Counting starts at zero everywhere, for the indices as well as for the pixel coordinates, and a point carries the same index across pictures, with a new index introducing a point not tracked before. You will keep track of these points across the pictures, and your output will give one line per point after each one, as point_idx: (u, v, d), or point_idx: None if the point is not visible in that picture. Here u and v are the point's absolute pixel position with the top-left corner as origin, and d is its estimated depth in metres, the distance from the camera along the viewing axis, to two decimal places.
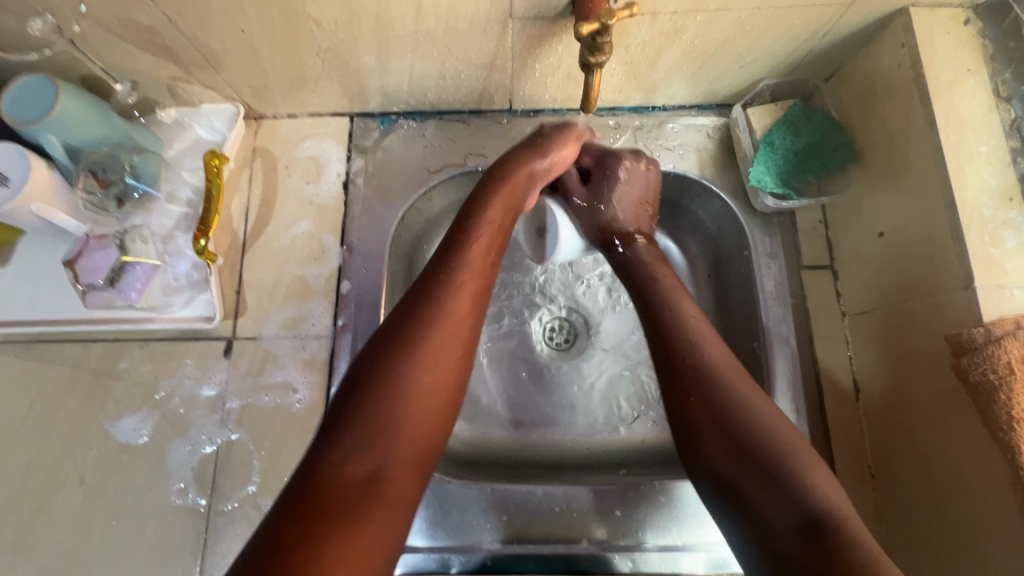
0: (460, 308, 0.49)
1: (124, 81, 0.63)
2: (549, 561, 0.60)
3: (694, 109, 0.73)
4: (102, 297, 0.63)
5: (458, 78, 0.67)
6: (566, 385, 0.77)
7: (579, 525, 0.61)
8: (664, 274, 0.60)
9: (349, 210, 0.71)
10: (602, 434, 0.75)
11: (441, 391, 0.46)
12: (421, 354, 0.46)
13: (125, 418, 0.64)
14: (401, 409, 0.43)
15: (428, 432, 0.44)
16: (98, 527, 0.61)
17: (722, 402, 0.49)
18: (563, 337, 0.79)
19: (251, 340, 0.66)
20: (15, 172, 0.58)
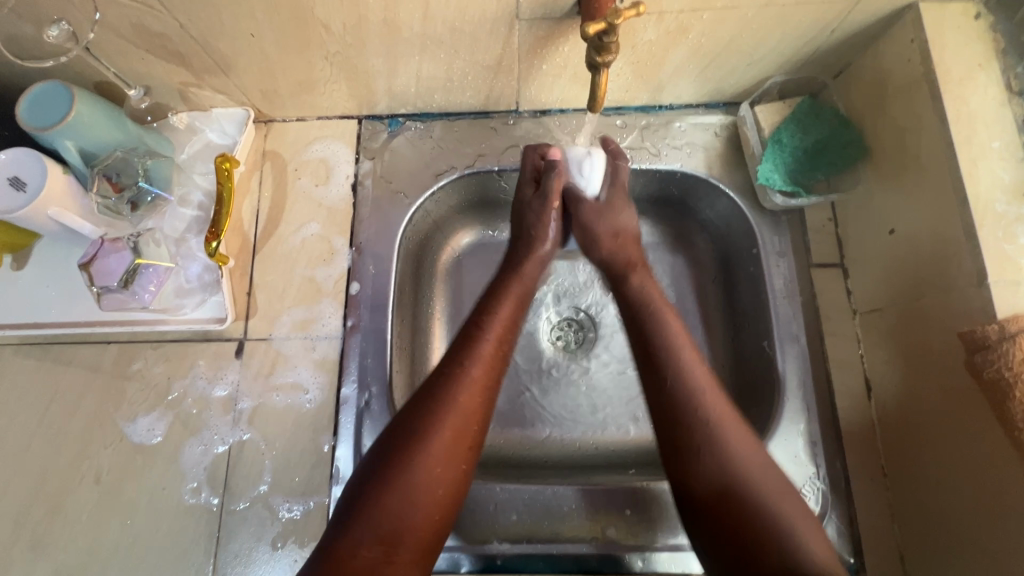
0: (470, 401, 0.52)
1: (137, 87, 0.65)
2: (559, 560, 0.60)
3: (701, 108, 0.73)
4: (117, 299, 0.64)
5: (465, 79, 0.67)
6: (574, 386, 0.77)
7: (589, 525, 0.61)
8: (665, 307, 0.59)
9: (358, 212, 0.71)
10: (611, 435, 0.75)
11: (441, 474, 0.49)
12: (429, 448, 0.49)
13: (140, 418, 0.65)
14: (405, 491, 0.47)
15: (432, 509, 0.48)
16: (114, 526, 0.62)
17: (714, 459, 0.50)
18: (571, 338, 0.80)
19: (262, 340, 0.67)
20: (32, 177, 0.59)
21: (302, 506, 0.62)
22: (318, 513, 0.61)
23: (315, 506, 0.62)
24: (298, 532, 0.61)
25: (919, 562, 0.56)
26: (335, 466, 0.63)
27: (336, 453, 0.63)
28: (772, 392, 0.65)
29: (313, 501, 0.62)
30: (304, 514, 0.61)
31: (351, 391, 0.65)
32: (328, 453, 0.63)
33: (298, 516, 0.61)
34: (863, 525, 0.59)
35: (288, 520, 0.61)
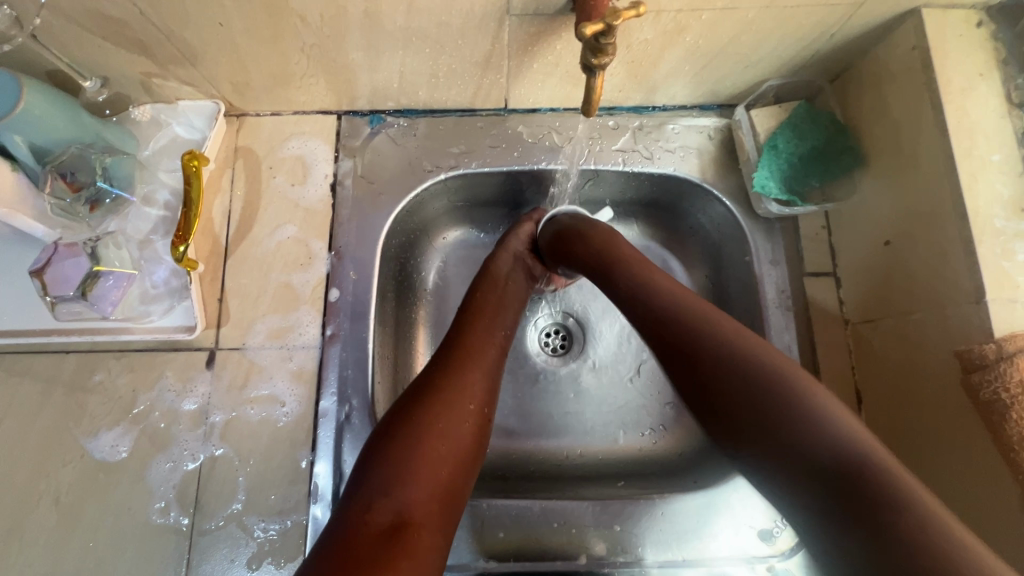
0: (473, 377, 0.55)
1: (92, 78, 0.59)
2: None
3: (695, 109, 0.71)
4: (73, 309, 0.59)
5: (450, 76, 0.64)
6: (563, 393, 0.75)
7: (578, 540, 0.59)
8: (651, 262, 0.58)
9: (337, 214, 0.68)
10: (598, 442, 0.73)
11: (456, 436, 0.51)
12: (450, 399, 0.53)
13: (103, 434, 0.61)
14: (420, 446, 0.49)
15: (450, 459, 0.50)
16: (73, 548, 0.58)
17: (732, 360, 0.47)
18: (559, 343, 0.78)
19: (234, 350, 0.63)
20: None
21: (279, 526, 0.59)
22: (296, 533, 0.58)
23: (292, 525, 0.59)
24: (275, 553, 0.58)
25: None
26: (314, 483, 0.60)
27: (314, 470, 0.60)
28: None
29: (291, 520, 0.59)
30: (281, 534, 0.58)
31: (331, 404, 0.62)
32: (306, 469, 0.60)
33: (275, 536, 0.58)
34: None
35: (263, 540, 0.58)
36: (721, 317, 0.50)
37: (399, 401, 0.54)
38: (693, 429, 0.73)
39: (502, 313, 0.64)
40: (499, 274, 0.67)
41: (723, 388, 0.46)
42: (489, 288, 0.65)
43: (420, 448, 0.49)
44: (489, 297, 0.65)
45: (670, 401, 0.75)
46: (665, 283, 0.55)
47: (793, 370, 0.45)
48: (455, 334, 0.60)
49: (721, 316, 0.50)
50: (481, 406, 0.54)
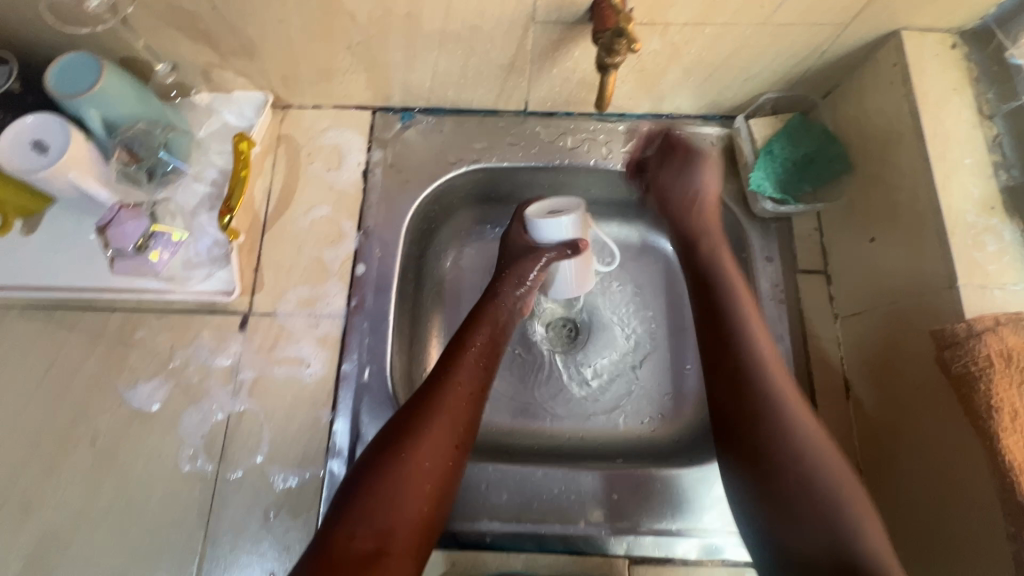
0: (456, 410, 0.58)
1: (164, 62, 0.67)
2: (547, 540, 0.61)
3: (699, 119, 0.78)
4: (129, 264, 0.66)
5: (477, 78, 0.71)
6: (566, 380, 0.80)
7: (578, 506, 0.62)
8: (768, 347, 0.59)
9: (367, 197, 0.74)
10: (600, 428, 0.77)
11: (435, 472, 0.55)
12: (431, 436, 0.56)
13: (140, 385, 0.66)
14: (400, 479, 0.53)
15: (427, 493, 0.54)
16: (105, 489, 0.62)
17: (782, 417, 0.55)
18: (566, 334, 0.83)
19: (266, 316, 0.68)
20: (56, 141, 0.61)
21: (297, 478, 0.63)
22: (314, 484, 0.62)
23: (310, 477, 0.63)
24: (291, 503, 0.62)
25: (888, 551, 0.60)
26: (333, 440, 0.64)
27: (334, 427, 0.64)
28: None
29: (309, 473, 0.63)
30: (299, 485, 0.62)
31: (352, 368, 0.67)
32: (326, 426, 0.64)
33: (293, 487, 0.62)
34: None
35: (282, 490, 0.62)
36: (783, 377, 0.57)
37: (383, 430, 0.57)
38: (690, 418, 0.77)
39: (488, 346, 0.65)
40: (496, 309, 0.67)
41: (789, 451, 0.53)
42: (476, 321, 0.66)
43: (402, 481, 0.53)
44: (477, 329, 0.65)
45: (669, 393, 0.79)
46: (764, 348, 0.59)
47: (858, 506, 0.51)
48: (440, 365, 0.62)
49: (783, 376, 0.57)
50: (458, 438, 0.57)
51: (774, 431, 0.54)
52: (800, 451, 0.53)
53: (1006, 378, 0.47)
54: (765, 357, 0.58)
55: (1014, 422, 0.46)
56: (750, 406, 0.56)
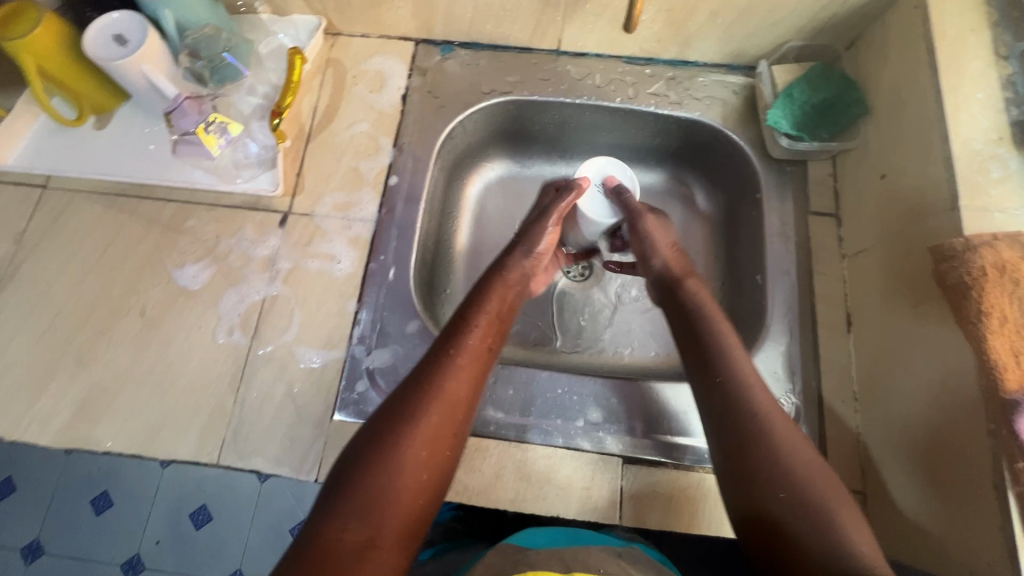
0: (455, 393, 0.55)
1: None
2: (546, 434, 0.65)
3: (724, 68, 0.82)
4: (192, 147, 0.74)
5: (515, 10, 0.75)
6: (575, 310, 0.84)
7: (578, 407, 0.67)
8: (726, 327, 0.61)
9: (405, 118, 0.79)
10: (605, 356, 0.81)
11: (429, 463, 0.51)
12: (426, 423, 0.52)
13: (187, 266, 0.72)
14: (394, 470, 0.49)
15: (421, 485, 0.50)
16: (149, 352, 0.68)
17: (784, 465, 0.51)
18: (579, 271, 0.86)
19: (304, 215, 0.74)
20: (135, 37, 0.68)
21: (321, 358, 0.68)
22: (336, 365, 0.67)
23: (333, 359, 0.68)
24: (314, 381, 0.67)
25: (884, 492, 0.61)
26: (356, 328, 0.69)
27: (358, 317, 0.70)
28: (760, 318, 0.72)
29: (332, 355, 0.68)
30: (322, 364, 0.67)
31: (378, 267, 0.72)
32: (351, 316, 0.70)
33: (317, 366, 0.67)
34: (829, 439, 0.65)
35: (306, 368, 0.67)
36: (775, 410, 0.55)
37: (376, 415, 0.53)
38: None
39: (488, 328, 0.61)
40: (494, 299, 0.64)
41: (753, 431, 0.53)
42: (477, 306, 0.62)
43: (396, 472, 0.49)
44: (475, 313, 0.62)
45: None
46: (730, 337, 0.60)
47: (832, 487, 0.50)
48: (437, 348, 0.58)
49: (778, 416, 0.54)
50: (454, 425, 0.54)
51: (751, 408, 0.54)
52: (785, 457, 0.51)
53: (998, 289, 0.50)
54: (759, 410, 0.54)
55: (1002, 328, 0.49)
56: (714, 381, 0.57)
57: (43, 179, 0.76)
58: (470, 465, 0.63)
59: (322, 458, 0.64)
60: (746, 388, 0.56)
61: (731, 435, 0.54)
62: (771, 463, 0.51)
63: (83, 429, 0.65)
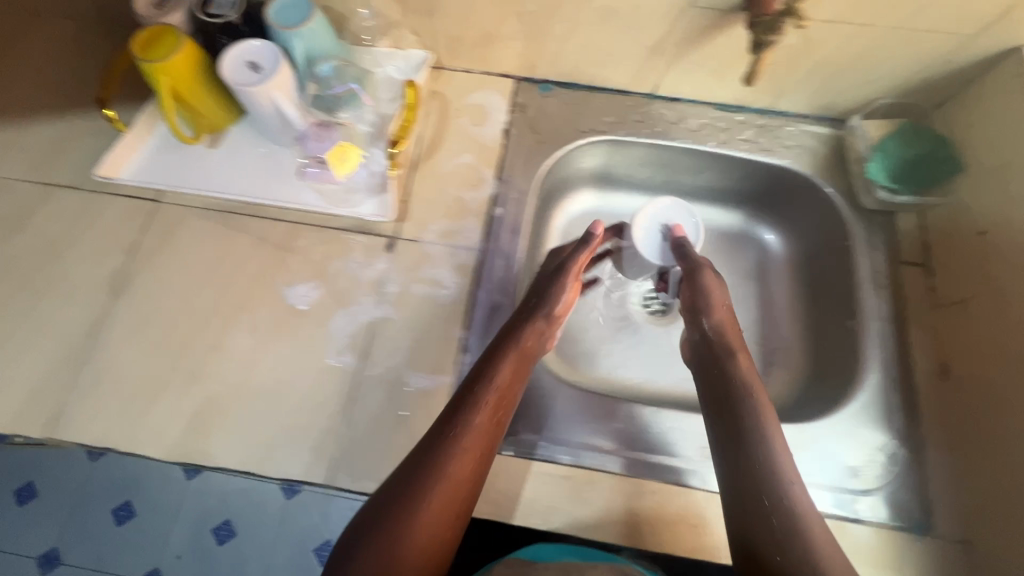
0: (462, 460, 0.56)
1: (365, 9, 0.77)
2: (656, 469, 0.67)
3: (811, 119, 0.85)
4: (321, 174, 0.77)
5: (621, 56, 0.79)
6: (655, 344, 0.87)
7: (684, 443, 0.69)
8: (754, 380, 0.65)
9: (507, 151, 0.82)
10: (687, 391, 0.84)
11: (433, 528, 0.53)
12: (432, 492, 0.54)
13: (298, 285, 0.73)
14: (409, 536, 0.52)
15: (428, 551, 0.52)
16: (261, 370, 0.69)
17: (808, 509, 0.56)
18: (658, 306, 0.90)
19: (410, 241, 0.76)
20: (269, 65, 0.70)
21: (430, 383, 0.69)
22: (445, 390, 0.68)
23: (441, 384, 0.69)
24: (423, 405, 0.68)
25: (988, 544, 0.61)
26: (463, 354, 0.70)
27: (465, 344, 0.71)
28: (855, 362, 0.74)
29: (440, 379, 0.69)
30: (431, 389, 0.69)
31: (484, 295, 0.73)
32: (458, 342, 0.71)
33: (426, 390, 0.68)
34: (931, 487, 0.66)
35: (414, 391, 0.68)
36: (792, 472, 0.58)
37: (390, 481, 0.56)
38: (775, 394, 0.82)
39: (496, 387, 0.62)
40: (511, 355, 0.64)
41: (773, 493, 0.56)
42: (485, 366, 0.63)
43: (404, 540, 0.52)
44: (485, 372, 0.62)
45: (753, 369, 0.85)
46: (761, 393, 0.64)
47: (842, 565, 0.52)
48: (453, 410, 0.60)
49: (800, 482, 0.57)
50: (462, 493, 0.55)
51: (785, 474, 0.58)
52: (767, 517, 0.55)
53: None
54: (783, 456, 0.59)
55: None
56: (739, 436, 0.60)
57: (155, 193, 0.78)
58: (580, 497, 0.64)
59: None
60: (773, 447, 0.59)
61: (749, 520, 0.56)
62: (771, 491, 0.56)
63: (195, 443, 0.66)
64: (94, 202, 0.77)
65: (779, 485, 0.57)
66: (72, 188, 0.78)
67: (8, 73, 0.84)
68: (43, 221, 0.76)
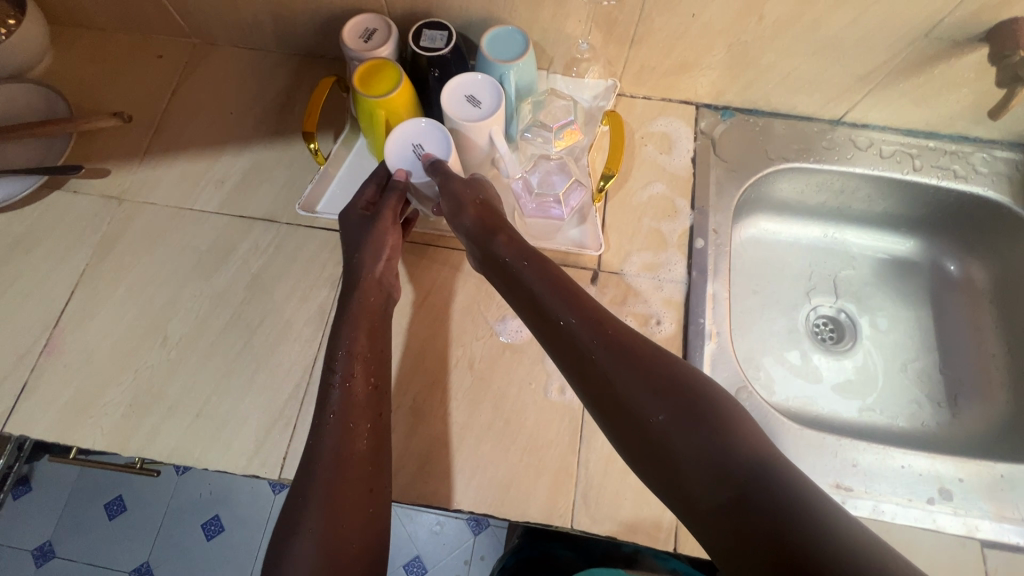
0: (361, 401, 0.59)
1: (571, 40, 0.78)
2: (907, 511, 0.65)
3: (1004, 144, 0.83)
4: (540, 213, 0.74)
5: (822, 83, 0.78)
6: (832, 371, 0.87)
7: (932, 481, 0.67)
8: (575, 284, 0.60)
9: (699, 180, 0.81)
10: (876, 421, 0.82)
11: (361, 467, 0.56)
12: (345, 423, 0.57)
13: (509, 319, 0.73)
14: (323, 465, 0.55)
15: (366, 489, 0.55)
16: (484, 407, 0.69)
17: (652, 381, 0.50)
18: (829, 334, 0.90)
19: (613, 274, 0.75)
20: (488, 99, 0.68)
21: None
22: None
23: None
24: None
25: None
26: None
27: None
28: None
29: None
30: None
31: (699, 329, 0.72)
32: None
33: None
34: None
35: None
36: (653, 360, 0.52)
37: (325, 416, 0.58)
38: (971, 426, 0.80)
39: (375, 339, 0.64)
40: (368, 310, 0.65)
41: (619, 382, 0.51)
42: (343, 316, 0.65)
43: (326, 470, 0.55)
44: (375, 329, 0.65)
45: (941, 400, 0.83)
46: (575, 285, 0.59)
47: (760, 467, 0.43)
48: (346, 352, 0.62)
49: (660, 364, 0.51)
50: (373, 432, 0.58)
51: (604, 364, 0.52)
52: (646, 414, 0.49)
53: None
54: (671, 369, 0.51)
55: None
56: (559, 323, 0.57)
57: None
58: None
59: (677, 526, 0.63)
60: (603, 333, 0.54)
61: (637, 428, 0.49)
62: (713, 413, 0.47)
63: (429, 484, 0.65)
64: (293, 235, 0.77)
65: (648, 383, 0.50)
66: (267, 221, 0.77)
67: (192, 103, 0.84)
68: (246, 256, 0.75)
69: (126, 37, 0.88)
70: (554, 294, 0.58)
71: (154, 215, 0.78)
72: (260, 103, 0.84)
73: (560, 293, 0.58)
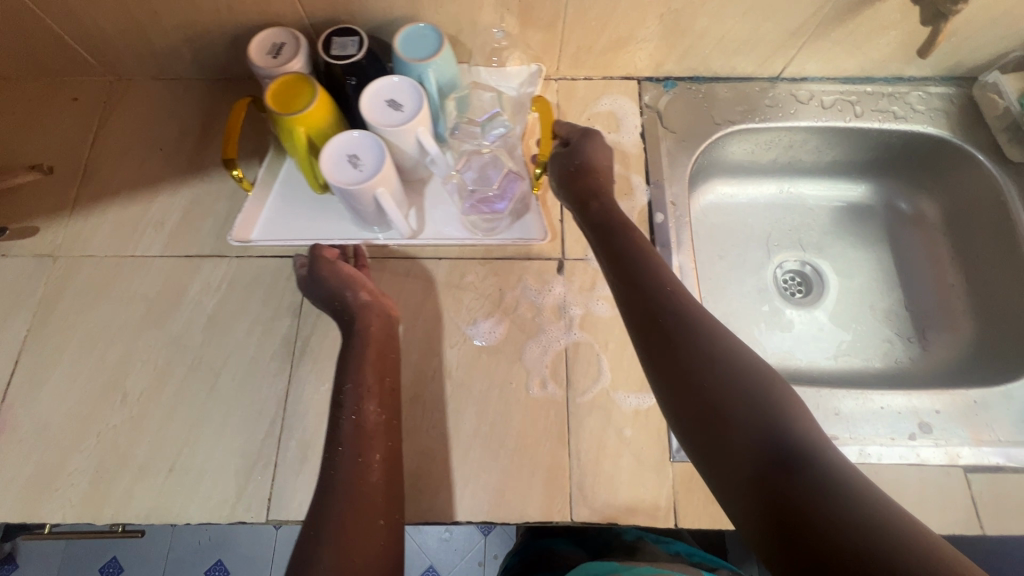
0: (373, 432, 0.58)
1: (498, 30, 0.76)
2: (891, 450, 0.67)
3: (936, 80, 0.85)
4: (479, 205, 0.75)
5: (756, 42, 0.78)
6: (805, 322, 0.88)
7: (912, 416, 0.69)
8: (654, 254, 0.60)
9: (651, 154, 0.80)
10: (853, 364, 0.84)
11: (376, 495, 0.55)
12: (356, 453, 0.56)
13: (480, 321, 0.71)
14: (337, 494, 0.53)
15: (380, 515, 0.54)
16: (467, 414, 0.67)
17: (726, 351, 0.50)
18: (798, 288, 0.90)
19: (579, 260, 0.75)
20: (408, 101, 0.66)
21: (644, 399, 0.68)
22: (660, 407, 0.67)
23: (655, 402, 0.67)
24: (640, 422, 0.67)
25: None
26: None
27: None
28: None
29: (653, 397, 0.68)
30: (647, 406, 0.67)
31: None
32: None
33: (642, 407, 0.67)
34: None
35: (632, 408, 0.67)
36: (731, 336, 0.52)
37: (337, 448, 0.57)
38: (942, 357, 0.82)
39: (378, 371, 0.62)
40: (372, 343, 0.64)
41: (689, 341, 0.52)
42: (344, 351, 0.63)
43: (340, 499, 0.53)
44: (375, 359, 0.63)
45: (911, 336, 0.85)
46: (661, 260, 0.59)
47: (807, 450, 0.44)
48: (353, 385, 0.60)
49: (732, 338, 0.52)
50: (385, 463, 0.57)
51: (684, 327, 0.53)
52: (712, 378, 0.49)
53: None
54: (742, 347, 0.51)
55: None
56: (637, 282, 0.57)
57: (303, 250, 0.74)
58: None
59: (674, 501, 0.64)
60: (681, 302, 0.55)
61: (695, 390, 0.49)
62: (776, 396, 0.47)
63: (423, 501, 0.63)
64: (244, 268, 0.73)
65: (717, 351, 0.50)
66: (215, 257, 0.74)
67: (118, 145, 0.80)
68: (199, 296, 0.72)
69: (35, 85, 0.82)
70: (623, 260, 0.59)
71: (95, 267, 0.74)
72: (190, 135, 0.80)
73: (630, 259, 0.59)
